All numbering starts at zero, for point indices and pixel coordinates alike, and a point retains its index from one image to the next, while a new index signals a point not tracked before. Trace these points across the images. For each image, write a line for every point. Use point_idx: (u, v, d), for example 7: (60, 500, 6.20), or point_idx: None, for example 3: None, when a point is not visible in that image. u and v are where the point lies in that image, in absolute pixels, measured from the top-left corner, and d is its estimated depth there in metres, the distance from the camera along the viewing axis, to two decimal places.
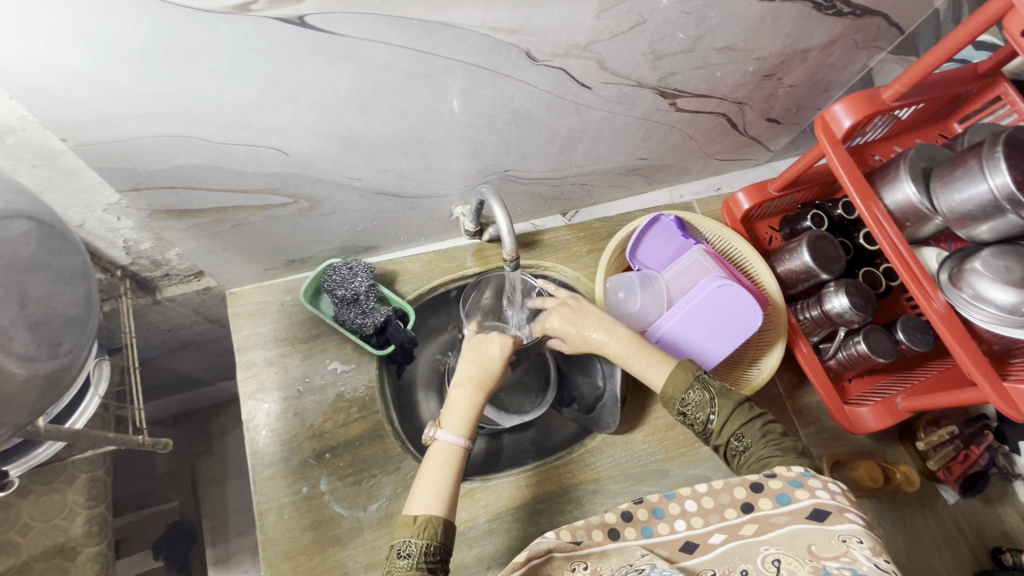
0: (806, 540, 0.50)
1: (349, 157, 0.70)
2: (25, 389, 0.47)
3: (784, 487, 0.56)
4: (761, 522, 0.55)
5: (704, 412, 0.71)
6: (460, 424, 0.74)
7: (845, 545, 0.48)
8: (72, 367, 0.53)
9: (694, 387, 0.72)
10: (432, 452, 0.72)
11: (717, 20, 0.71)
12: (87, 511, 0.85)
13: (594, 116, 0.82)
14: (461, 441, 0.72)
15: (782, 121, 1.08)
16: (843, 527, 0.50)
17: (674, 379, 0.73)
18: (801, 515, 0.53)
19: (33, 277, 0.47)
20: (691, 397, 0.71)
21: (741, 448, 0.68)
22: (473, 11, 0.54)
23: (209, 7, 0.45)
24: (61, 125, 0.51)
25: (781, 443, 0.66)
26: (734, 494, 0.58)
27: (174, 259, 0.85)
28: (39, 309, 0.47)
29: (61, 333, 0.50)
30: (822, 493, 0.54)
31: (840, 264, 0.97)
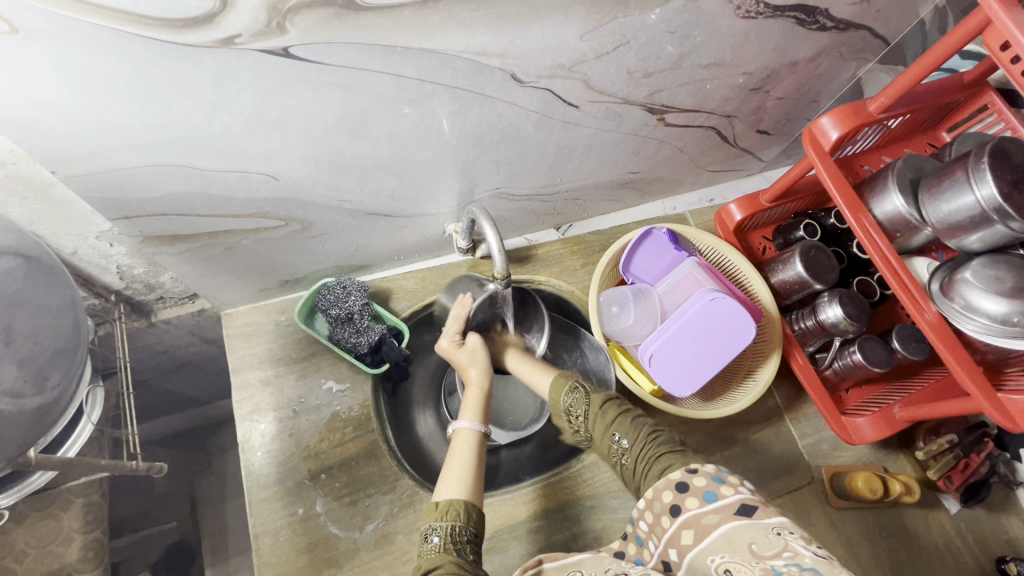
0: (744, 539, 0.50)
1: (340, 180, 0.71)
2: (14, 422, 0.48)
3: (708, 484, 0.57)
4: (695, 525, 0.55)
5: (582, 410, 0.78)
6: (473, 411, 0.81)
7: (780, 538, 0.48)
8: (62, 398, 0.54)
9: (571, 389, 0.80)
10: (457, 442, 0.77)
11: (701, 38, 0.72)
12: (84, 537, 0.85)
13: (583, 133, 0.83)
14: (478, 425, 0.79)
15: (772, 132, 1.08)
16: (774, 519, 0.50)
17: (557, 389, 0.81)
18: (729, 511, 0.53)
19: (20, 311, 0.48)
20: (568, 401, 0.79)
21: (621, 449, 0.71)
22: (456, 37, 0.55)
23: (193, 42, 0.45)
24: (51, 158, 0.52)
25: (659, 438, 0.68)
26: (663, 500, 0.59)
27: (168, 282, 0.85)
28: (23, 344, 0.48)
29: (48, 366, 0.51)
30: (743, 488, 0.55)
31: (833, 274, 0.97)
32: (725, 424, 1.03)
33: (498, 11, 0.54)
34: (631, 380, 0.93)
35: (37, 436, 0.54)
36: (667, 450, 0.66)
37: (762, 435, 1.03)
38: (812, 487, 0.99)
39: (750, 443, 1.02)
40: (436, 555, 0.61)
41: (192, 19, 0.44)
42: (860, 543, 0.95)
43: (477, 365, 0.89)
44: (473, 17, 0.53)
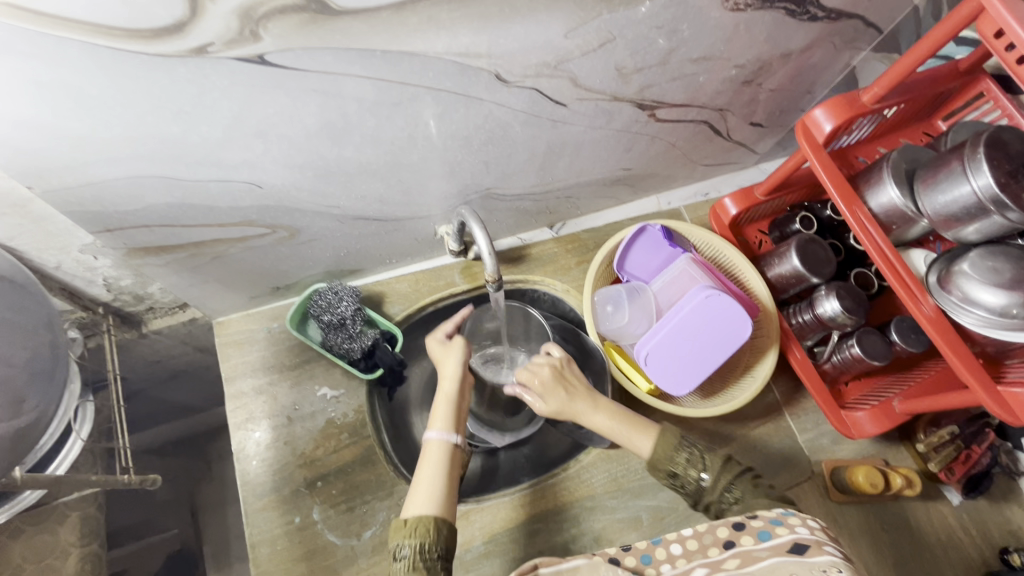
0: (786, 570, 0.48)
1: (325, 186, 0.70)
2: None
3: (766, 525, 0.56)
4: (743, 556, 0.54)
5: (694, 465, 0.72)
6: (445, 421, 0.76)
7: (826, 575, 0.46)
8: (42, 419, 0.53)
9: (681, 449, 0.74)
10: (427, 453, 0.73)
11: (689, 32, 0.70)
12: (80, 550, 0.87)
13: (573, 132, 0.82)
14: (448, 436, 0.75)
15: (766, 124, 1.07)
16: (822, 559, 0.49)
17: (664, 442, 0.75)
18: (781, 549, 0.52)
19: None
20: (680, 456, 0.73)
21: (732, 498, 0.68)
22: (437, 39, 0.54)
23: (164, 52, 0.44)
24: (26, 174, 0.51)
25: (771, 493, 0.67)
26: (717, 533, 0.57)
27: (157, 293, 0.84)
28: None
29: (26, 389, 0.50)
30: (801, 529, 0.54)
31: (830, 267, 0.96)
32: (725, 420, 1.02)
33: (479, 11, 0.53)
34: (627, 380, 0.93)
35: (21, 457, 0.54)
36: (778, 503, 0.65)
37: (761, 430, 1.02)
38: (812, 482, 0.99)
39: (749, 439, 1.01)
40: (405, 573, 0.61)
41: (162, 28, 0.42)
42: (861, 537, 0.95)
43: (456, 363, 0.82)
44: (453, 18, 0.52)
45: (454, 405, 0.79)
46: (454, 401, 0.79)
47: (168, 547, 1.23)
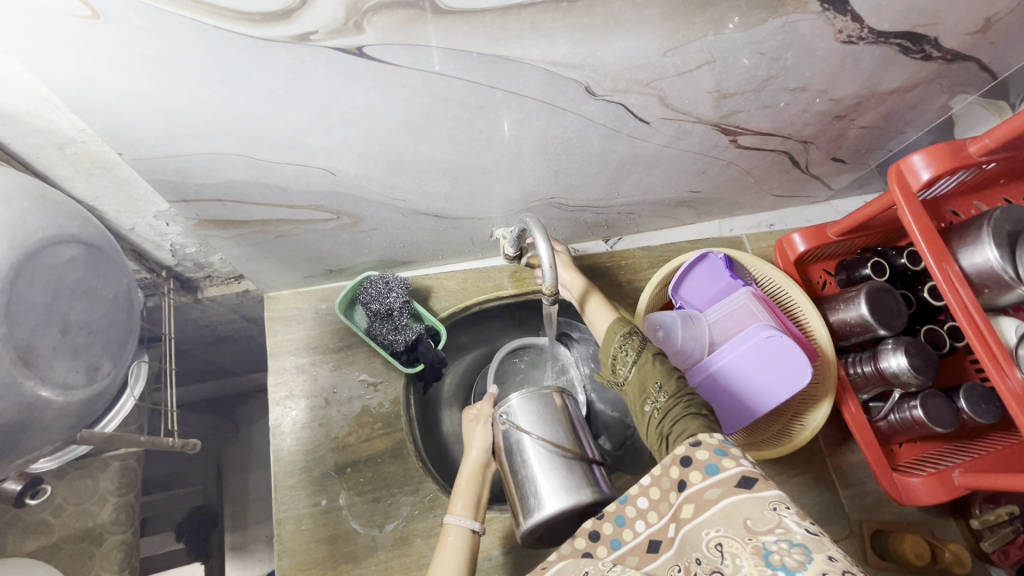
0: (741, 514, 0.48)
1: (396, 179, 0.69)
2: (65, 413, 0.50)
3: (710, 457, 0.54)
4: (695, 500, 0.52)
5: (631, 354, 0.73)
6: (461, 503, 0.71)
7: (777, 513, 0.47)
8: (111, 387, 0.56)
9: (627, 335, 0.75)
10: (443, 539, 0.68)
11: (792, 61, 0.66)
12: (117, 500, 0.89)
13: (648, 149, 0.79)
14: (469, 521, 0.69)
15: (848, 160, 1.02)
16: (771, 492, 0.48)
17: (612, 329, 0.77)
18: (730, 485, 0.50)
19: (80, 301, 0.49)
20: (622, 343, 0.74)
21: (656, 400, 0.68)
22: (535, 46, 0.52)
23: (269, 37, 0.44)
24: (119, 141, 0.52)
25: (693, 398, 0.65)
26: (671, 476, 0.56)
27: (216, 262, 0.85)
28: (79, 335, 0.50)
29: (100, 357, 0.53)
30: (745, 459, 0.52)
31: (901, 320, 0.90)
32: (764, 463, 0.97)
33: (583, 22, 0.50)
34: None
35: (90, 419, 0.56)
36: (695, 412, 0.64)
37: (803, 480, 0.98)
38: (850, 541, 0.94)
39: (788, 487, 0.97)
40: None
41: (271, 13, 0.42)
42: None
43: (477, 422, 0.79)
44: (556, 26, 0.50)
45: (475, 483, 0.74)
46: (476, 482, 0.74)
47: (192, 501, 1.36)
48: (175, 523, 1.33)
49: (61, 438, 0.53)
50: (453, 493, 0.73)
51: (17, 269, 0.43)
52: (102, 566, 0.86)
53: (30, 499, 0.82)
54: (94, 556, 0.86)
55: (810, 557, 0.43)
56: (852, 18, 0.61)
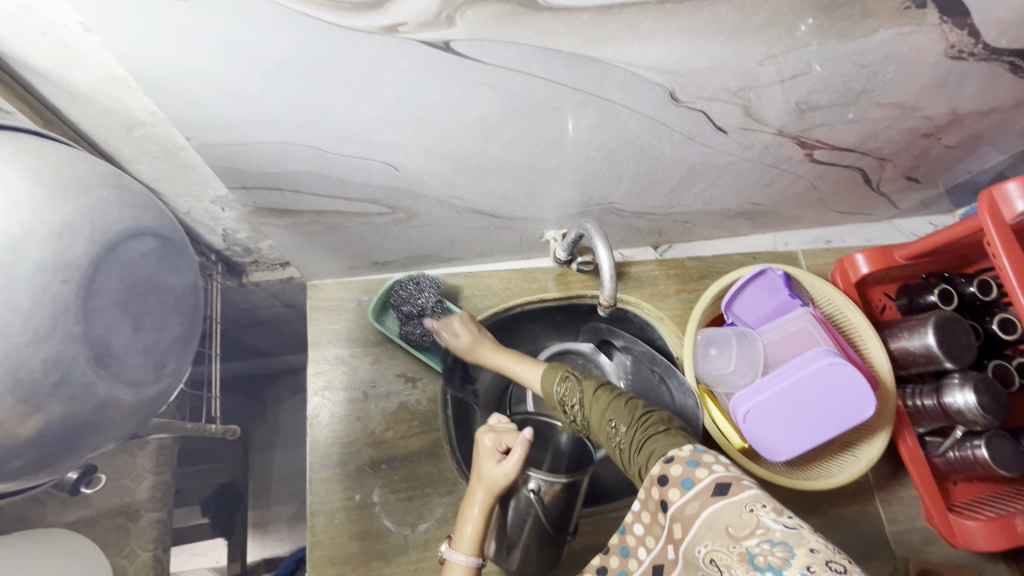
0: (722, 523, 0.48)
1: (457, 177, 0.67)
2: (131, 410, 0.50)
3: (684, 471, 0.54)
4: (680, 518, 0.52)
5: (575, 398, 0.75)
6: (468, 535, 0.67)
7: (753, 514, 0.47)
8: (173, 385, 0.56)
9: (562, 380, 0.78)
10: (446, 574, 0.66)
11: (892, 76, 0.61)
12: (153, 477, 0.91)
13: (719, 158, 0.75)
14: (473, 560, 0.65)
15: (922, 180, 0.96)
16: (746, 495, 0.49)
17: (549, 378, 0.79)
18: (707, 496, 0.51)
19: (152, 299, 0.49)
20: (562, 388, 0.77)
21: (617, 433, 0.68)
22: (629, 49, 0.48)
23: (356, 27, 0.41)
24: (188, 126, 0.50)
25: (650, 419, 0.66)
26: (655, 497, 0.57)
27: (265, 249, 0.84)
28: (151, 333, 0.49)
29: (168, 355, 0.53)
30: (718, 466, 0.53)
31: (970, 353, 0.85)
32: (807, 492, 0.93)
33: (684, 25, 0.47)
34: (718, 431, 0.86)
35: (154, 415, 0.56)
36: (656, 430, 0.63)
37: (847, 511, 0.94)
38: None
39: (831, 517, 0.93)
40: None
41: (362, 2, 0.39)
42: None
43: (489, 473, 0.69)
44: (655, 28, 0.46)
45: (482, 519, 0.68)
46: (481, 522, 0.68)
47: (219, 478, 1.37)
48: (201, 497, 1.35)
49: (123, 435, 0.53)
50: (460, 523, 0.69)
51: (96, 264, 0.43)
52: (137, 542, 0.86)
53: (86, 487, 0.82)
54: (130, 532, 0.86)
55: (793, 553, 0.43)
56: (969, 32, 0.56)
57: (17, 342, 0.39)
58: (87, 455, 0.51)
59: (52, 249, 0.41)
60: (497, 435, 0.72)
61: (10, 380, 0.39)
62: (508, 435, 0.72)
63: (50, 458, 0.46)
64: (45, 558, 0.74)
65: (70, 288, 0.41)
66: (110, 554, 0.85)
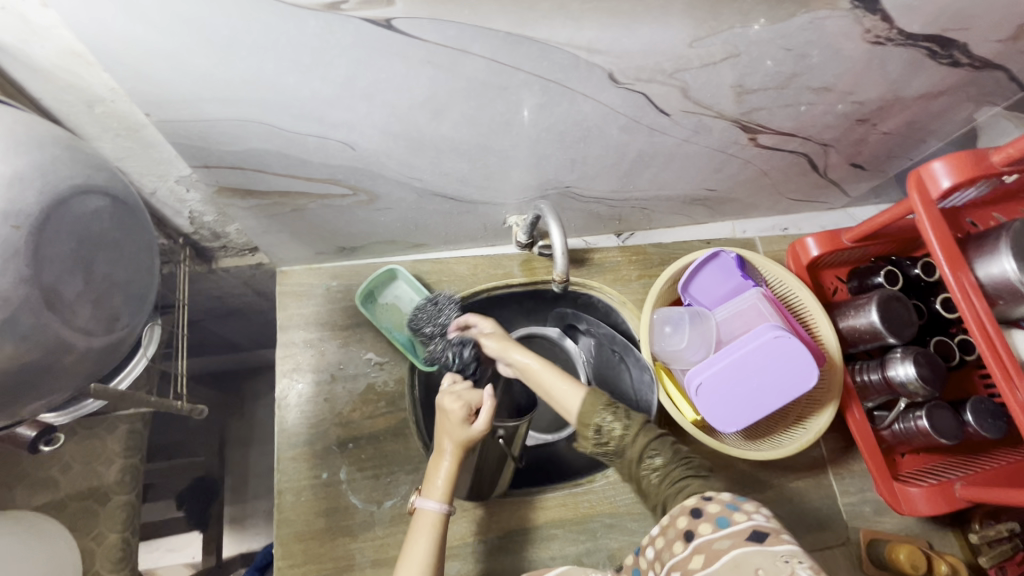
0: (752, 564, 0.47)
1: (414, 157, 0.70)
2: (83, 359, 0.53)
3: (722, 509, 0.54)
4: (705, 550, 0.51)
5: (618, 423, 0.68)
6: (441, 488, 0.70)
7: (788, 565, 0.45)
8: (127, 340, 0.59)
9: (607, 409, 0.70)
10: (416, 522, 0.69)
11: (817, 60, 0.65)
12: (123, 461, 0.90)
13: (666, 142, 0.78)
14: (444, 506, 0.69)
15: (867, 167, 1.01)
16: (784, 547, 0.47)
17: (592, 399, 0.71)
18: (741, 537, 0.50)
19: (103, 253, 0.52)
20: (606, 415, 0.69)
21: (652, 466, 0.66)
22: (562, 28, 0.52)
23: (300, 4, 0.44)
24: (146, 101, 0.53)
25: (692, 460, 0.65)
26: (678, 526, 0.56)
27: (233, 233, 0.87)
28: (100, 284, 0.52)
29: (121, 309, 0.55)
30: (759, 515, 0.52)
31: (911, 329, 0.89)
32: (763, 467, 0.97)
33: (610, 6, 0.50)
34: (673, 406, 0.89)
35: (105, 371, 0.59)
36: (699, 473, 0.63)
37: (802, 484, 0.97)
38: (845, 549, 0.94)
39: (786, 491, 0.96)
40: None
41: None
42: None
43: (459, 431, 0.71)
44: (584, 9, 0.50)
45: (453, 469, 0.72)
46: (454, 470, 0.72)
47: (194, 471, 1.38)
48: (176, 491, 1.36)
49: (73, 389, 0.55)
50: (430, 475, 0.72)
51: (45, 215, 0.46)
52: (105, 525, 0.87)
53: (44, 447, 0.74)
54: (99, 515, 0.87)
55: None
56: (882, 17, 0.60)
57: None
58: (41, 404, 0.53)
59: (6, 195, 0.44)
60: (463, 395, 0.73)
61: None
62: (468, 392, 0.74)
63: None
64: None
65: (20, 233, 0.44)
66: (79, 536, 0.86)
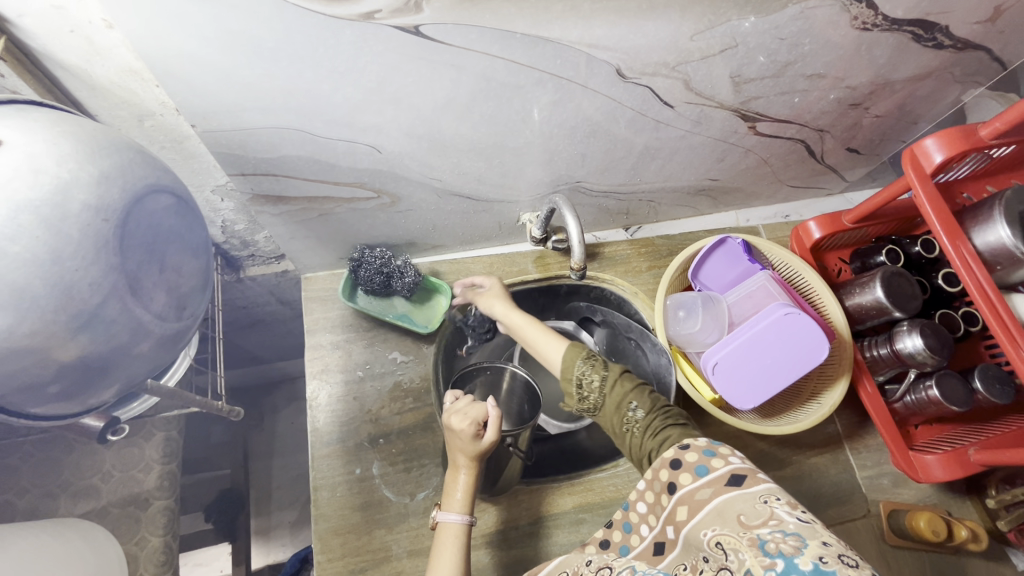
0: (733, 509, 0.51)
1: (435, 158, 0.74)
2: (151, 347, 0.57)
3: (700, 458, 0.58)
4: (689, 501, 0.56)
5: (597, 376, 0.74)
6: (460, 500, 0.73)
7: (766, 505, 0.49)
8: (191, 329, 0.63)
9: (586, 360, 0.75)
10: (440, 536, 0.72)
11: (809, 48, 0.70)
12: (161, 467, 0.93)
13: (671, 134, 0.83)
14: (465, 518, 0.72)
15: (863, 151, 1.05)
16: (759, 488, 0.52)
17: (571, 356, 0.76)
18: (722, 484, 0.54)
19: (172, 246, 0.56)
20: (584, 366, 0.75)
21: (633, 418, 0.71)
22: (574, 27, 0.57)
23: (338, 15, 0.49)
24: (193, 114, 0.57)
25: (669, 411, 0.70)
26: (663, 479, 0.60)
27: (261, 241, 0.90)
28: (173, 275, 0.57)
29: (187, 299, 0.60)
30: (733, 458, 0.56)
31: (916, 303, 0.92)
32: (781, 446, 0.99)
33: (617, 5, 0.55)
34: (690, 387, 0.92)
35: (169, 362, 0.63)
36: (674, 423, 0.68)
37: (821, 460, 0.99)
38: (866, 522, 0.96)
39: (805, 467, 0.99)
40: None
41: None
42: None
43: (467, 448, 0.73)
44: (594, 8, 0.55)
45: (470, 481, 0.74)
46: (470, 482, 0.74)
47: (220, 484, 1.40)
48: (204, 504, 1.38)
49: (128, 382, 0.58)
50: (448, 486, 0.75)
51: (128, 209, 0.51)
52: (147, 530, 0.90)
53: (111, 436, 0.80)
54: (141, 520, 0.90)
55: (805, 543, 0.43)
56: (866, 4, 0.65)
57: (70, 265, 0.46)
58: (110, 390, 0.57)
59: (93, 193, 0.48)
60: (463, 411, 0.73)
61: (63, 296, 0.46)
62: (472, 408, 0.73)
63: (78, 388, 0.53)
64: (63, 541, 0.77)
65: (109, 226, 0.49)
66: (122, 541, 0.88)
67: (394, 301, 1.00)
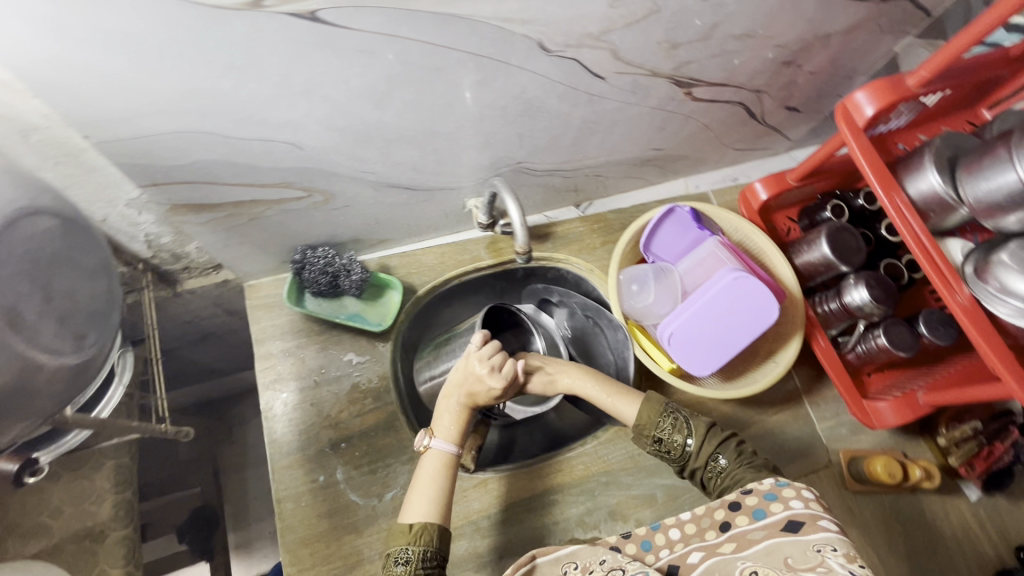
0: (783, 551, 0.52)
1: (362, 150, 0.71)
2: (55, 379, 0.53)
3: (760, 502, 0.60)
4: (740, 539, 0.57)
5: (679, 436, 0.75)
6: (451, 431, 0.76)
7: (818, 552, 0.50)
8: (97, 359, 0.61)
9: (665, 415, 0.76)
10: (424, 461, 0.74)
11: (734, 7, 0.69)
12: (114, 497, 0.89)
13: (607, 106, 0.81)
14: (452, 449, 0.74)
15: (802, 109, 1.05)
16: (816, 537, 0.52)
17: (647, 412, 0.77)
18: (776, 528, 0.56)
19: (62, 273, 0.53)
20: (665, 423, 0.75)
21: (718, 468, 0.72)
22: (485, 2, 0.54)
23: (223, 5, 0.45)
24: (82, 123, 0.53)
25: (755, 459, 0.70)
26: (715, 517, 0.62)
27: (193, 253, 0.85)
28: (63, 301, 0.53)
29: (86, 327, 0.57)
30: (795, 505, 0.57)
31: (860, 256, 0.94)
32: (742, 407, 1.01)
33: None
34: (649, 359, 0.93)
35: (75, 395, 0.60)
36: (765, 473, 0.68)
37: (781, 417, 1.02)
38: (828, 471, 0.99)
39: (767, 425, 1.01)
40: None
41: None
42: (874, 527, 0.95)
43: (479, 390, 0.77)
44: None
45: (464, 417, 0.78)
46: (462, 420, 0.77)
47: None
48: None
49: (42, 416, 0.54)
50: (438, 418, 0.77)
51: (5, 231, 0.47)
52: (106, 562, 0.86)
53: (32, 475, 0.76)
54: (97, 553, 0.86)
55: None
56: None
57: None
58: (24, 426, 0.53)
59: None
60: (485, 356, 0.78)
61: None
62: (497, 355, 0.78)
63: None
64: None
65: None
66: None
67: (345, 301, 0.95)
